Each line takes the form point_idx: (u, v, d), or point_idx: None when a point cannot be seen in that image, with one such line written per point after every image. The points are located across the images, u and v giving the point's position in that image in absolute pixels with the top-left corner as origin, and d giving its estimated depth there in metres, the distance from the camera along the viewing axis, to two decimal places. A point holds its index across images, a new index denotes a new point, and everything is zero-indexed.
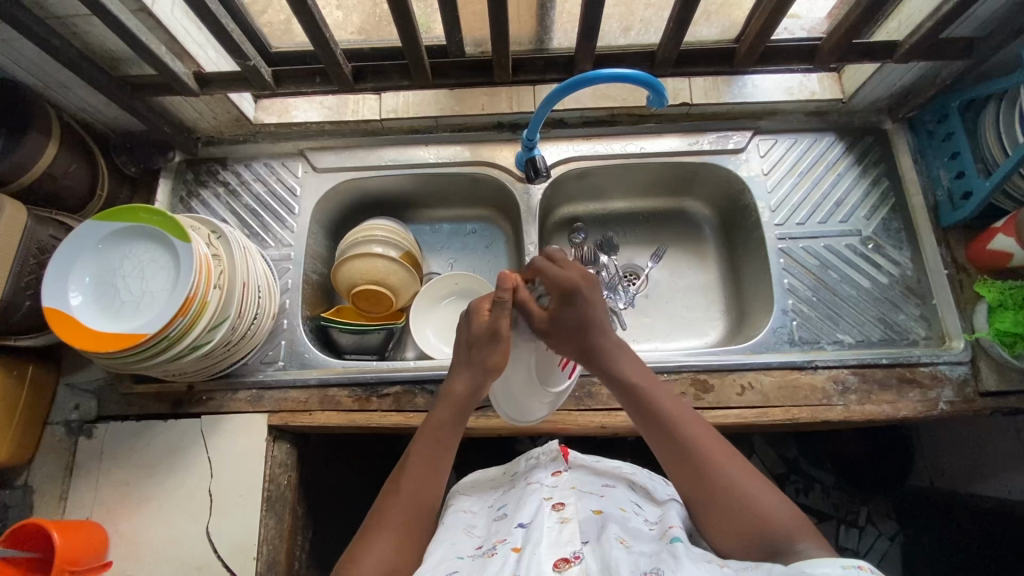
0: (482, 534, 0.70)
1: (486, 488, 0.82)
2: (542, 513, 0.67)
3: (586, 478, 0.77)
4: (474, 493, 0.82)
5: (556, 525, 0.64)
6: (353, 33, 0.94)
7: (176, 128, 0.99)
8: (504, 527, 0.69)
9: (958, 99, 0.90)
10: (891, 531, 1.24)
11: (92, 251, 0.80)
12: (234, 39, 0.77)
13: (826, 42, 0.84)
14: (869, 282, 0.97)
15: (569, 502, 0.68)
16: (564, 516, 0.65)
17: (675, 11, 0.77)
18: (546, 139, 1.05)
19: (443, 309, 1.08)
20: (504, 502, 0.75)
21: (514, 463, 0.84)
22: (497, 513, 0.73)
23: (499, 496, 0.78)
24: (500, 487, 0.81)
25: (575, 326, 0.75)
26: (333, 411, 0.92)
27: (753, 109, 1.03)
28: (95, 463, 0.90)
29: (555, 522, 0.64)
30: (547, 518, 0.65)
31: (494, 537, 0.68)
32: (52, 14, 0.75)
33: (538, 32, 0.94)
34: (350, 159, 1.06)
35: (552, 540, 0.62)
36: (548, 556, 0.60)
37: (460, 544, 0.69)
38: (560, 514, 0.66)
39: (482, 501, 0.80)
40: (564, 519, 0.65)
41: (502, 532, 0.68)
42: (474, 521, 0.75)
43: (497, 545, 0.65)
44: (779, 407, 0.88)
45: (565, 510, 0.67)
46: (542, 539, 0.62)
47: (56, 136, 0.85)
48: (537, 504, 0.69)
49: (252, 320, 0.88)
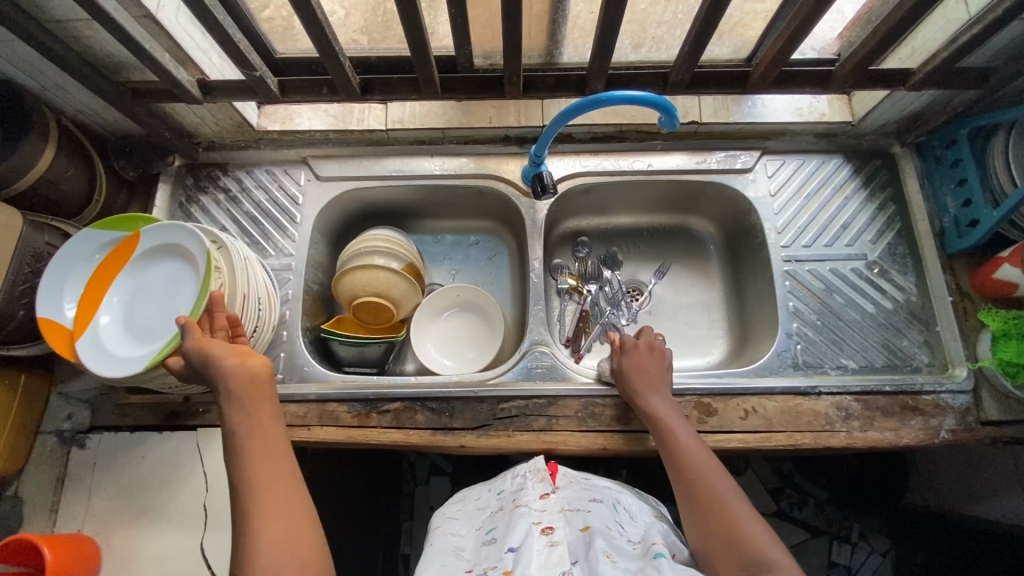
0: (471, 558, 0.70)
1: (473, 509, 0.81)
2: (532, 536, 0.66)
3: (573, 495, 0.75)
4: (460, 516, 0.81)
5: (545, 548, 0.64)
6: (359, 32, 0.92)
7: (177, 133, 0.98)
8: (494, 552, 0.67)
9: (967, 127, 0.89)
10: (883, 547, 1.26)
11: (88, 261, 0.79)
12: (241, 50, 0.74)
13: (841, 67, 0.83)
14: (874, 307, 0.96)
15: (557, 526, 0.69)
16: (554, 539, 0.66)
17: (691, 34, 0.76)
18: (552, 154, 1.04)
19: (443, 318, 1.08)
20: (492, 525, 0.73)
21: (498, 481, 0.83)
22: (486, 537, 0.71)
23: (487, 520, 0.76)
24: (489, 508, 0.79)
25: (635, 365, 0.87)
26: (331, 427, 0.90)
27: (762, 129, 1.02)
28: (88, 474, 0.89)
29: (544, 546, 0.65)
30: (536, 541, 0.65)
31: (483, 563, 0.66)
32: (53, 17, 0.72)
33: (549, 46, 0.92)
34: (354, 169, 1.05)
35: (542, 561, 0.62)
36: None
37: (451, 567, 0.69)
38: (549, 537, 0.67)
39: (469, 522, 0.79)
40: (554, 542, 0.66)
41: (491, 558, 0.66)
42: (462, 543, 0.74)
43: (488, 571, 0.63)
44: (782, 432, 0.88)
45: (555, 533, 0.67)
46: (532, 561, 0.62)
47: (54, 140, 0.83)
48: (526, 527, 0.68)
49: (252, 332, 0.87)
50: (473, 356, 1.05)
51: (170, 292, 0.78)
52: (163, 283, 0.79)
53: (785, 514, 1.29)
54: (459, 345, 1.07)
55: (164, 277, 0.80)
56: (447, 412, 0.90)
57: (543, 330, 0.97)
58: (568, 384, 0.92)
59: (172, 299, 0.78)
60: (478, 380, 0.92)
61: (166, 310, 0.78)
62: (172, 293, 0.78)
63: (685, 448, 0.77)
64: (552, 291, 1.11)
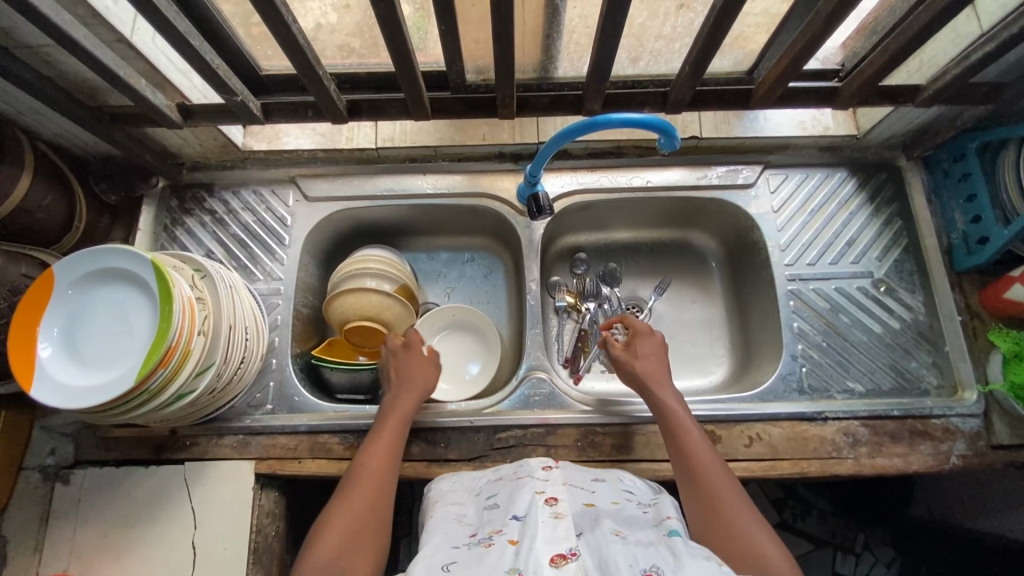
0: (474, 521, 0.66)
1: (470, 479, 0.77)
2: (536, 506, 0.62)
3: (575, 474, 0.72)
4: (457, 481, 0.77)
5: (550, 520, 0.59)
6: (353, 36, 0.83)
7: (159, 155, 0.94)
8: (497, 517, 0.64)
9: (976, 141, 0.86)
10: (888, 559, 1.20)
11: (61, 296, 0.75)
12: (220, 76, 0.71)
13: (848, 85, 0.79)
14: (880, 327, 0.94)
15: (562, 497, 0.64)
16: (559, 511, 0.61)
17: (693, 52, 0.73)
18: (549, 170, 1.01)
19: (442, 338, 1.05)
20: (494, 492, 0.71)
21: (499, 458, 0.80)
22: (488, 504, 0.69)
23: (486, 487, 0.73)
24: (487, 476, 0.76)
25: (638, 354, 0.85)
26: (322, 459, 0.88)
27: (764, 143, 0.99)
28: (72, 511, 0.86)
29: (549, 517, 0.60)
30: (540, 512, 0.61)
31: (488, 527, 0.63)
32: (23, 45, 0.68)
33: (543, 61, 0.88)
34: (343, 188, 1.01)
35: (548, 535, 0.57)
36: (544, 550, 0.55)
37: (454, 533, 0.64)
38: (554, 508, 0.62)
39: (468, 490, 0.75)
40: (559, 514, 0.61)
41: (496, 523, 0.63)
42: (463, 511, 0.70)
43: (493, 536, 0.61)
44: (787, 460, 0.85)
45: (559, 505, 0.62)
46: (538, 533, 0.57)
47: (30, 168, 0.80)
48: (530, 498, 0.64)
49: (240, 364, 0.84)
50: (469, 381, 1.01)
51: (129, 318, 0.75)
52: (118, 312, 0.75)
53: (788, 525, 1.22)
54: (455, 368, 1.03)
55: (117, 305, 0.76)
56: (441, 443, 0.87)
57: (541, 355, 0.94)
58: (567, 412, 0.89)
59: (132, 326, 0.75)
60: (474, 409, 0.89)
61: (126, 340, 0.74)
62: (130, 319, 0.75)
63: (688, 441, 0.75)
64: (549, 310, 1.08)
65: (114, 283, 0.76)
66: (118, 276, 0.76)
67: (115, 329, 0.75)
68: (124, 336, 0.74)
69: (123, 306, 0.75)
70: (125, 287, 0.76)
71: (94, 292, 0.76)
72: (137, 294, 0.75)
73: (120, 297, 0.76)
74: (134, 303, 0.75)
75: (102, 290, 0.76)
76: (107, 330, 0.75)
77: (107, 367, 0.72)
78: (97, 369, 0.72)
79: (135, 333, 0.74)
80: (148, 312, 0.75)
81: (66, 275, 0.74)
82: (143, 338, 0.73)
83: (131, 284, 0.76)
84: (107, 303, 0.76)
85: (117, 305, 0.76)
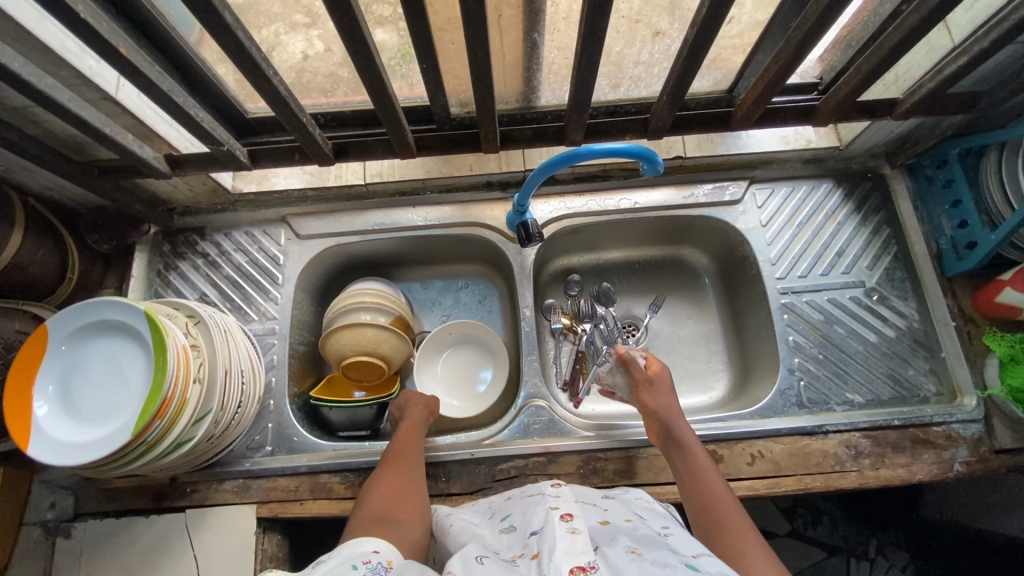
0: (492, 541, 0.64)
1: (483, 506, 0.75)
2: (551, 521, 0.60)
3: (586, 491, 0.71)
4: (474, 507, 0.75)
5: (567, 534, 0.57)
6: (338, 67, 0.81)
7: (149, 202, 0.95)
8: (516, 537, 0.62)
9: (957, 147, 0.87)
10: (902, 562, 1.15)
11: (54, 351, 0.75)
12: (205, 127, 0.71)
13: (826, 102, 0.81)
14: (876, 336, 0.94)
15: (576, 513, 0.61)
16: (575, 525, 0.58)
17: (670, 83, 0.75)
18: (537, 197, 1.02)
19: (448, 360, 1.05)
20: (508, 512, 0.69)
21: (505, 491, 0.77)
22: (504, 525, 0.67)
23: (501, 509, 0.71)
24: (502, 497, 0.75)
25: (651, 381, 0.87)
26: (324, 500, 0.87)
27: (748, 159, 1.00)
28: (74, 565, 0.85)
29: (566, 532, 0.57)
30: (557, 526, 0.58)
31: (508, 546, 0.61)
32: (9, 107, 0.69)
33: (525, 92, 0.88)
34: (334, 225, 1.02)
35: (567, 548, 0.54)
36: (564, 563, 0.52)
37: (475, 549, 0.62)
38: (570, 523, 0.59)
39: (483, 513, 0.73)
40: (575, 529, 0.58)
41: (515, 543, 0.61)
42: (480, 530, 0.68)
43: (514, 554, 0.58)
44: (791, 476, 0.85)
45: (575, 520, 0.59)
46: (557, 545, 0.55)
47: (22, 224, 0.80)
48: (545, 514, 0.62)
49: (237, 409, 0.83)
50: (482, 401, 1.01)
51: (124, 369, 0.75)
52: (113, 363, 0.75)
53: (800, 534, 1.19)
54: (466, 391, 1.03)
55: (111, 356, 0.76)
56: (443, 477, 0.87)
57: (539, 382, 0.94)
58: (567, 439, 0.89)
59: (127, 376, 0.74)
60: (474, 440, 0.90)
61: (123, 390, 0.74)
62: (125, 369, 0.75)
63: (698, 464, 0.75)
64: (546, 333, 1.07)
65: (108, 333, 0.76)
66: (111, 326, 0.76)
67: (111, 380, 0.74)
68: (120, 387, 0.74)
69: (117, 356, 0.75)
70: (118, 337, 0.76)
71: (88, 344, 0.76)
72: (130, 343, 0.75)
73: (115, 347, 0.76)
74: (129, 353, 0.75)
75: (96, 342, 0.76)
76: (103, 382, 0.74)
77: (105, 421, 0.71)
78: (94, 423, 0.71)
79: (131, 382, 0.74)
80: (143, 361, 0.74)
81: (58, 331, 0.75)
82: (139, 387, 0.73)
83: (123, 332, 0.76)
84: (102, 354, 0.76)
85: (112, 355, 0.76)
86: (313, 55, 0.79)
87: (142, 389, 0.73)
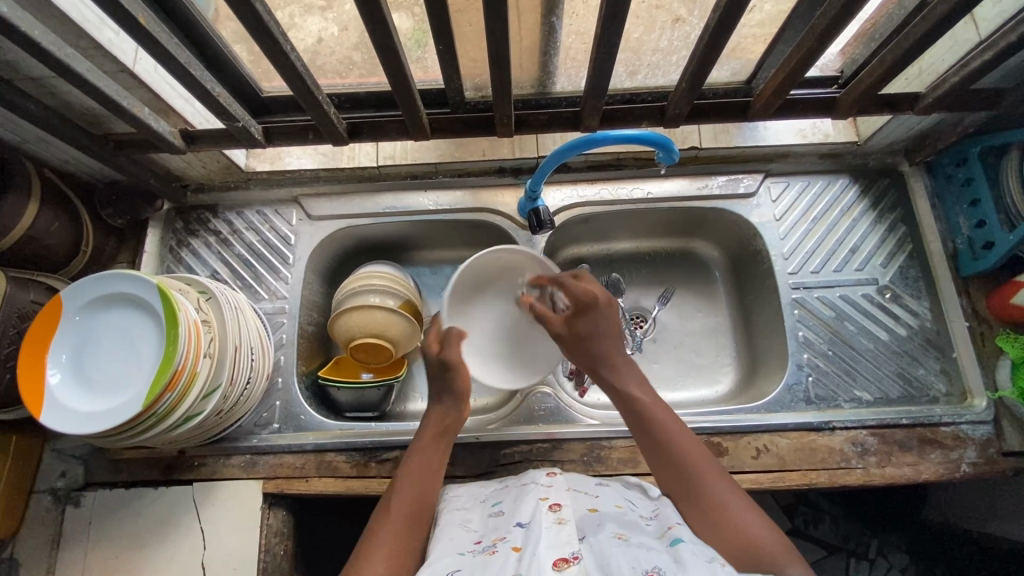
0: (479, 530, 0.64)
1: (477, 488, 0.75)
2: (539, 512, 0.60)
3: (579, 479, 0.71)
4: (467, 488, 0.76)
5: (554, 525, 0.57)
6: (355, 48, 0.81)
7: (163, 178, 0.95)
8: (502, 524, 0.63)
9: (978, 145, 0.86)
10: (901, 564, 1.16)
11: (68, 321, 0.75)
12: (221, 103, 0.72)
13: (847, 95, 0.79)
14: (887, 334, 0.93)
15: (566, 503, 0.62)
16: (562, 516, 0.58)
17: (689, 71, 0.74)
18: (549, 184, 1.01)
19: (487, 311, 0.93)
20: (499, 498, 0.69)
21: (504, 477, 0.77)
22: (494, 509, 0.67)
23: (493, 494, 0.72)
24: (494, 485, 0.75)
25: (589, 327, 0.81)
26: (329, 478, 0.88)
27: (764, 153, 0.99)
28: (83, 532, 0.87)
29: (552, 523, 0.57)
30: (543, 518, 0.58)
31: (493, 534, 0.62)
32: (27, 77, 0.69)
33: (541, 76, 0.88)
34: (346, 207, 1.02)
35: (551, 540, 0.55)
36: (547, 555, 0.53)
37: (459, 540, 0.63)
38: (558, 514, 0.59)
39: (473, 496, 0.73)
40: (562, 520, 0.58)
41: (501, 529, 0.61)
42: (469, 515, 0.69)
43: (496, 543, 0.59)
44: (796, 471, 0.85)
45: (563, 511, 0.60)
46: (541, 539, 0.55)
47: (37, 194, 0.81)
48: (533, 505, 0.62)
49: (245, 386, 0.84)
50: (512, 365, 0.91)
51: (136, 341, 0.75)
52: (126, 334, 0.76)
53: (801, 532, 1.19)
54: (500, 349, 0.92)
55: (123, 328, 0.76)
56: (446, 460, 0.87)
57: None
58: (572, 427, 0.89)
59: (139, 348, 0.75)
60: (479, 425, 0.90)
61: (133, 363, 0.74)
62: (136, 341, 0.75)
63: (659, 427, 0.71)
64: None
65: (121, 305, 0.77)
66: (123, 298, 0.76)
67: (122, 352, 0.75)
68: (132, 359, 0.74)
69: (129, 328, 0.76)
70: (130, 308, 0.76)
71: (102, 315, 0.77)
72: (142, 316, 0.76)
73: (127, 320, 0.76)
74: (141, 325, 0.76)
75: (109, 313, 0.77)
76: (115, 353, 0.75)
77: (114, 392, 0.72)
78: (105, 394, 0.72)
79: (142, 355, 0.74)
80: (155, 334, 0.75)
81: (73, 301, 0.75)
82: (150, 360, 0.74)
83: (135, 305, 0.76)
84: (114, 326, 0.76)
85: (125, 328, 0.76)
86: (329, 36, 0.79)
87: (152, 363, 0.73)
